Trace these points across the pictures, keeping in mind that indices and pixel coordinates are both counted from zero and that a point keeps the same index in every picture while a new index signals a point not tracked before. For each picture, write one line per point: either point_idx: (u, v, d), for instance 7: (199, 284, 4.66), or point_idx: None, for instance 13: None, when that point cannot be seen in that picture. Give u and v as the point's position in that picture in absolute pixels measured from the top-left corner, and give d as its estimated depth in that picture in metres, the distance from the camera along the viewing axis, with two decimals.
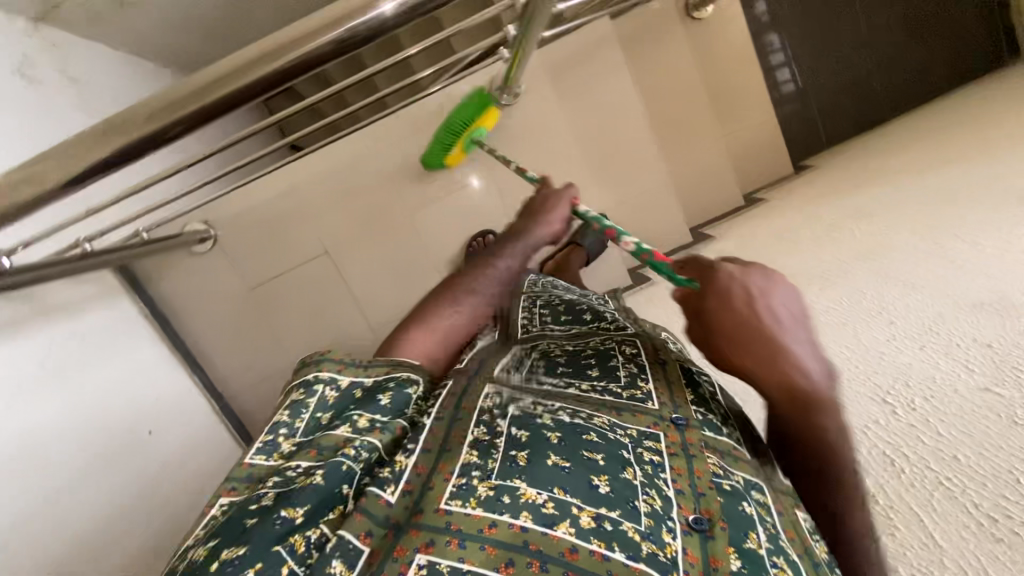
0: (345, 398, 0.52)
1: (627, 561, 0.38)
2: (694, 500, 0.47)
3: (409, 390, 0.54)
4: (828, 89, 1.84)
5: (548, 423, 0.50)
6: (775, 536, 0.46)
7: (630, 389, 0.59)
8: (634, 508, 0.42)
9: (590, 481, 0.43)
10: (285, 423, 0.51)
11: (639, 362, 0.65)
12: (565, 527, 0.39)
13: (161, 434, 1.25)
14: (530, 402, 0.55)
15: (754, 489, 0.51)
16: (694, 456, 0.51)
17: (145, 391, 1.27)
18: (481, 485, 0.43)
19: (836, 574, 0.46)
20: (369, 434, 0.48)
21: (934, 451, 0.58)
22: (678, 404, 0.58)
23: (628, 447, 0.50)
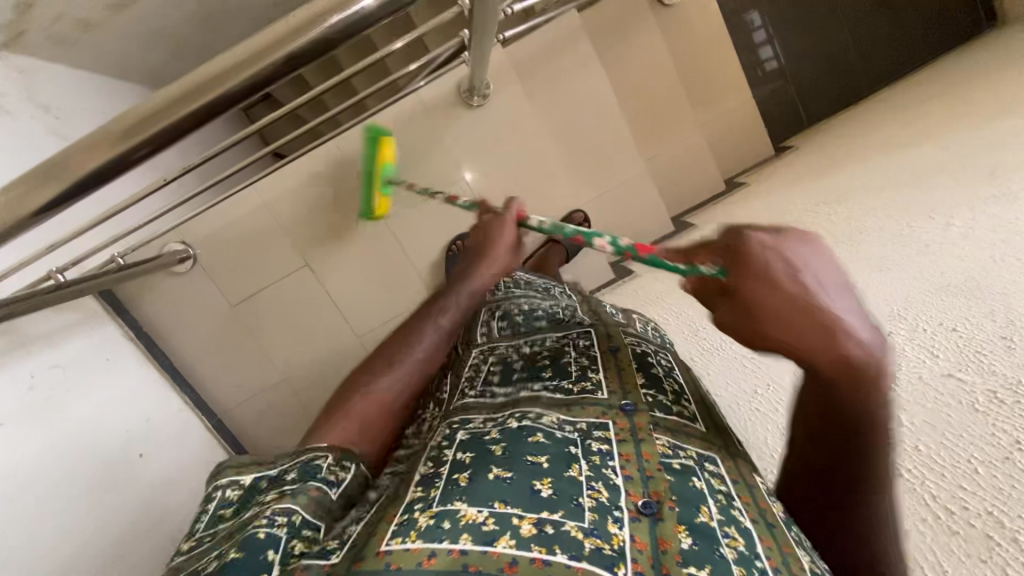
0: (262, 487, 0.49)
1: (569, 561, 0.38)
2: (643, 484, 0.47)
3: (319, 459, 0.51)
4: (808, 69, 1.87)
5: (493, 437, 0.52)
6: (727, 505, 0.47)
7: (581, 383, 0.61)
8: (579, 505, 0.43)
9: (531, 485, 0.45)
10: (201, 543, 0.48)
11: (591, 355, 0.67)
12: (505, 540, 0.39)
13: (150, 457, 1.25)
14: (478, 420, 0.57)
15: (706, 460, 0.52)
16: (644, 439, 0.52)
17: (134, 414, 1.26)
18: (421, 516, 0.43)
19: (796, 539, 0.46)
20: (285, 500, 0.46)
21: (952, 459, 0.54)
22: (627, 389, 0.60)
23: (576, 442, 0.51)
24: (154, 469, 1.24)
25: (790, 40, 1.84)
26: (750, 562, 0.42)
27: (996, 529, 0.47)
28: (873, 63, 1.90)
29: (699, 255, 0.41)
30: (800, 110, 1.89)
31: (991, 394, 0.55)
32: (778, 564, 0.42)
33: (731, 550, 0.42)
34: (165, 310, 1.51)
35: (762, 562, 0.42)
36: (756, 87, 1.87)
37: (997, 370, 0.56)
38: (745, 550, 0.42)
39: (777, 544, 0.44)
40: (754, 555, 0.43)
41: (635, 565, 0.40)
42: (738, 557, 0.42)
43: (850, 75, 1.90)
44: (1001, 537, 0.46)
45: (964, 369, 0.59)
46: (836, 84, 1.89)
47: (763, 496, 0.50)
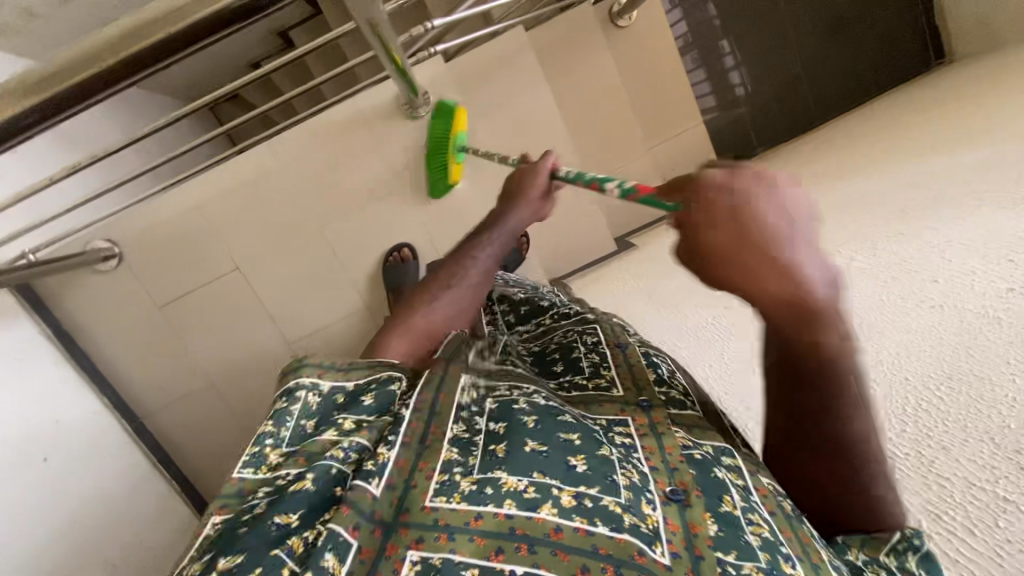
0: (334, 400, 0.52)
1: (611, 533, 0.39)
2: (668, 473, 0.49)
3: (394, 384, 0.53)
4: (762, 96, 1.86)
5: (525, 406, 0.50)
6: (747, 496, 0.48)
7: (597, 380, 0.64)
8: (614, 482, 0.44)
9: (566, 460, 0.45)
10: (270, 443, 0.50)
11: (601, 352, 0.69)
12: (548, 508, 0.40)
13: (63, 462, 1.17)
14: (504, 387, 0.54)
15: (725, 454, 0.53)
16: (664, 434, 0.54)
17: (47, 412, 1.18)
18: (464, 479, 0.42)
19: (810, 529, 0.48)
20: (355, 435, 0.47)
21: (938, 431, 0.53)
22: (640, 386, 0.62)
23: (600, 431, 0.52)
24: (68, 463, 1.18)
25: (755, 67, 1.84)
26: (774, 550, 0.43)
27: (983, 494, 0.47)
28: (822, 97, 1.86)
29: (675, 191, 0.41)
30: (751, 136, 1.89)
31: (1004, 418, 0.49)
32: (801, 554, 0.44)
33: (756, 537, 0.44)
34: (88, 306, 1.43)
35: (786, 551, 0.43)
36: (707, 113, 1.88)
37: (1014, 401, 0.49)
38: (769, 537, 0.44)
39: (796, 534, 0.46)
40: (777, 541, 0.44)
41: (669, 545, 0.41)
42: (763, 544, 0.43)
43: (804, 109, 1.87)
44: (991, 507, 0.46)
45: (966, 382, 0.54)
46: (785, 112, 1.88)
47: (775, 490, 0.51)
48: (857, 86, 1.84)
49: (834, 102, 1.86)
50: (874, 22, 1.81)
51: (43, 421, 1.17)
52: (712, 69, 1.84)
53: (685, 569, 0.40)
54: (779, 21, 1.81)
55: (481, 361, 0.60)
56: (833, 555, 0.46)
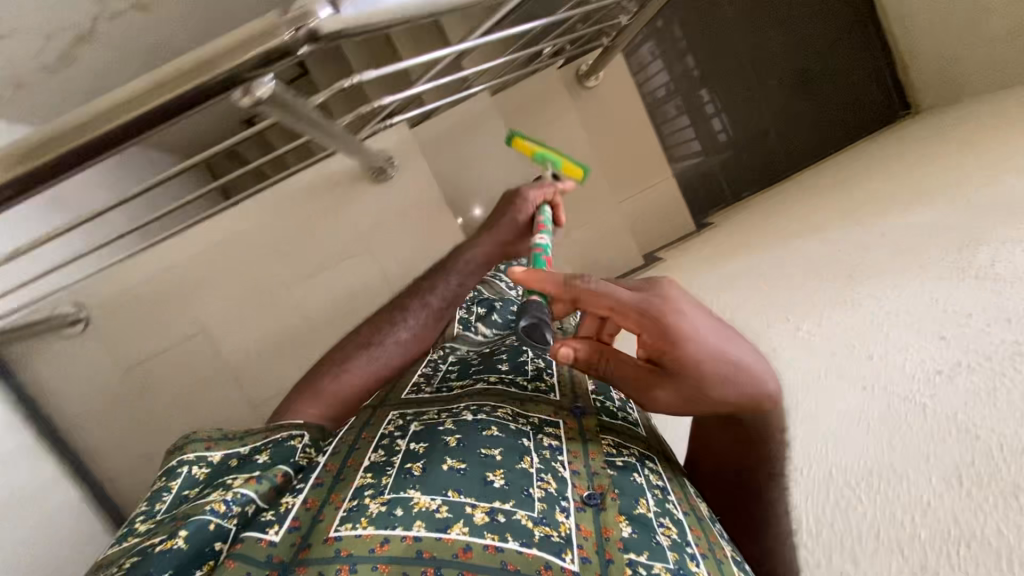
0: (228, 462, 0.51)
1: (519, 548, 0.41)
2: (588, 478, 0.50)
3: (298, 438, 0.53)
4: (755, 149, 1.47)
5: (448, 428, 0.53)
6: (662, 500, 0.51)
7: (535, 383, 0.65)
8: (529, 495, 0.46)
9: (484, 477, 0.46)
10: (139, 517, 0.46)
11: (547, 359, 0.71)
12: (459, 527, 0.41)
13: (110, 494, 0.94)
14: (432, 412, 0.57)
15: (646, 460, 0.56)
16: (590, 439, 0.56)
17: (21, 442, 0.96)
18: (372, 503, 0.43)
19: (717, 528, 0.52)
20: (241, 486, 0.45)
21: (863, 527, 0.49)
22: (578, 394, 0.64)
23: (528, 435, 0.54)
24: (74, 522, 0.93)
25: (739, 112, 1.47)
26: (682, 548, 0.46)
27: None
28: (796, 140, 1.44)
29: (597, 306, 0.46)
30: (726, 189, 1.49)
31: (914, 526, 0.45)
32: (705, 551, 0.47)
33: (666, 537, 0.47)
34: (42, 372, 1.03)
35: (692, 548, 0.47)
36: (687, 159, 1.51)
37: (928, 505, 0.44)
38: (678, 538, 0.47)
39: (704, 534, 0.49)
40: (685, 542, 0.47)
41: (580, 551, 0.43)
42: (672, 544, 0.46)
43: (772, 157, 1.46)
44: None
45: (882, 480, 0.49)
46: (758, 161, 1.47)
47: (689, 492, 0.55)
48: (830, 134, 1.42)
49: (796, 144, 1.45)
50: (840, 53, 1.41)
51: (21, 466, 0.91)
52: (693, 116, 1.48)
53: (594, 574, 0.41)
54: (772, 49, 1.44)
55: (413, 396, 0.62)
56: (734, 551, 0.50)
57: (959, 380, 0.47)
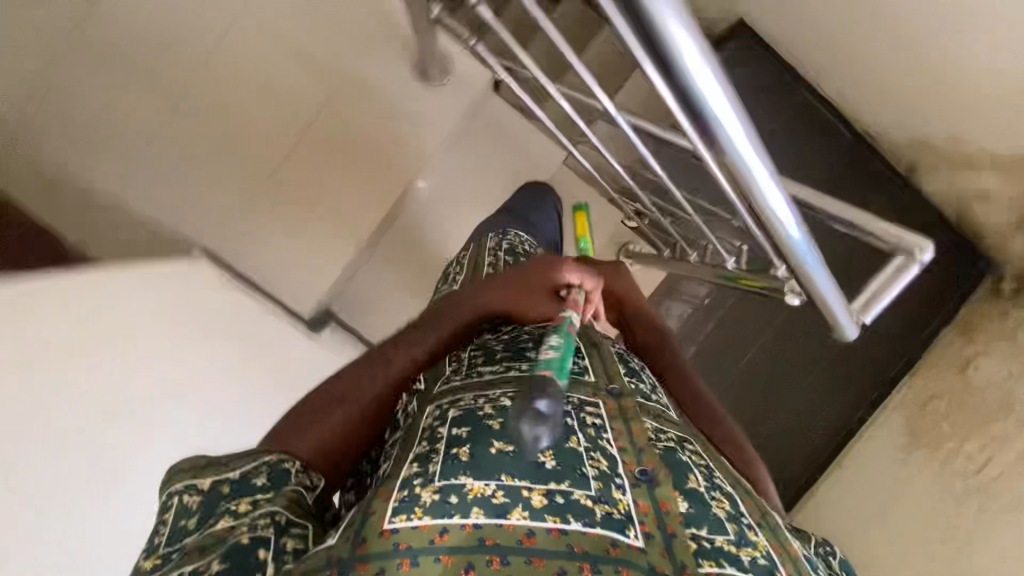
0: (221, 484, 0.46)
1: (583, 529, 0.40)
2: (636, 454, 0.50)
3: (291, 457, 0.51)
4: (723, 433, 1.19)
5: (488, 412, 0.51)
6: (711, 476, 0.50)
7: (569, 365, 0.64)
8: (584, 474, 0.45)
9: (535, 459, 0.45)
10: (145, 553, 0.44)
11: (575, 344, 0.70)
12: (518, 513, 0.40)
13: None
14: (469, 398, 0.55)
15: (687, 441, 0.56)
16: (632, 419, 0.55)
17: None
18: (424, 491, 0.41)
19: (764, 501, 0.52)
20: (257, 507, 0.45)
21: None
22: (612, 375, 0.64)
23: (571, 415, 0.53)
24: None
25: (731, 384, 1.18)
26: (738, 518, 0.45)
27: None
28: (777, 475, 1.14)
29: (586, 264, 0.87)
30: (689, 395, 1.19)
31: None
32: (759, 519, 0.47)
33: (721, 509, 0.46)
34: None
35: (747, 518, 0.46)
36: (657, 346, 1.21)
37: None
38: (732, 509, 0.46)
39: (754, 503, 0.49)
40: (739, 512, 0.47)
41: (642, 527, 0.42)
42: (729, 515, 0.45)
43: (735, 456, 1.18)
44: None
45: None
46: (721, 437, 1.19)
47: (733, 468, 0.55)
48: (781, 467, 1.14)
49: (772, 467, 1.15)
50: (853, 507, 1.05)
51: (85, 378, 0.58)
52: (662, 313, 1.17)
53: (660, 550, 0.40)
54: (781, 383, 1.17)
55: (450, 388, 0.59)
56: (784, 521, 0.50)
57: None
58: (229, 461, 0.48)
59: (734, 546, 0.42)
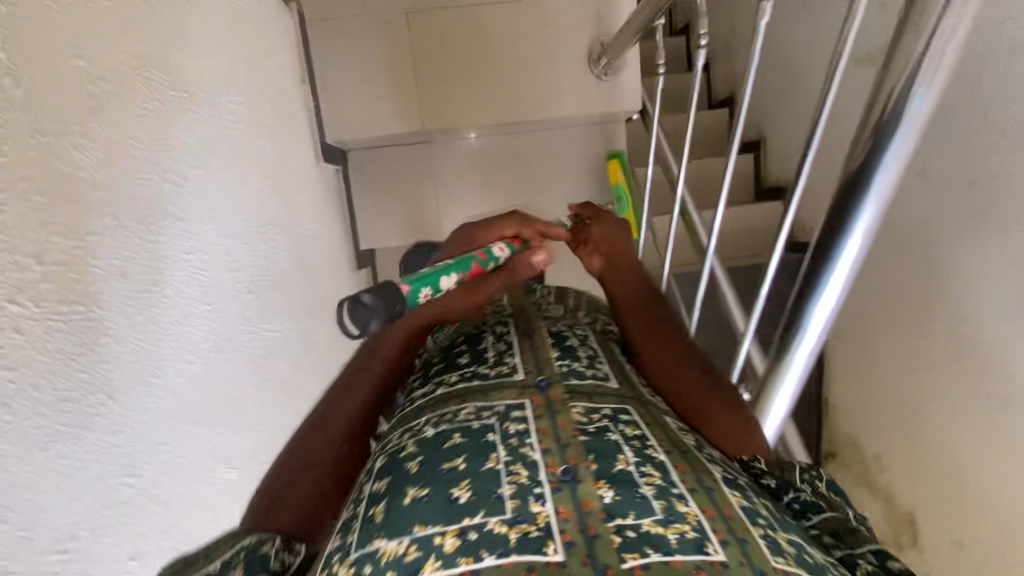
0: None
1: (497, 561, 0.39)
2: (560, 452, 0.49)
3: (269, 545, 0.53)
4: None
5: (410, 452, 0.51)
6: (642, 448, 0.50)
7: (499, 367, 0.64)
8: (499, 496, 0.44)
9: (449, 494, 0.44)
10: None
11: (507, 340, 0.71)
12: (431, 564, 0.39)
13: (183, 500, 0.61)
14: (396, 440, 0.56)
15: (621, 412, 0.56)
16: (559, 410, 0.55)
17: (215, 213, 0.75)
18: (341, 569, 0.41)
19: (707, 456, 0.51)
20: None
21: None
22: (542, 366, 0.64)
23: (494, 429, 0.53)
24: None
25: None
26: (668, 491, 0.44)
27: None
28: None
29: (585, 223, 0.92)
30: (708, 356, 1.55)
31: None
32: (692, 484, 0.45)
33: (650, 486, 0.45)
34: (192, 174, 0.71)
35: (678, 488, 0.45)
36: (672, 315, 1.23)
37: None
38: (662, 482, 0.45)
39: (689, 464, 0.48)
40: (671, 483, 0.45)
41: (563, 537, 0.40)
42: (657, 491, 0.44)
43: None
44: None
45: None
46: None
47: (673, 430, 0.55)
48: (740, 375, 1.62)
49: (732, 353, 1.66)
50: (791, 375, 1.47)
51: (254, 338, 0.81)
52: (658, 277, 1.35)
53: (581, 557, 0.39)
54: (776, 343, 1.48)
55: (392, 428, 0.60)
56: (727, 472, 0.48)
57: None
58: (214, 555, 0.49)
59: (659, 527, 0.41)
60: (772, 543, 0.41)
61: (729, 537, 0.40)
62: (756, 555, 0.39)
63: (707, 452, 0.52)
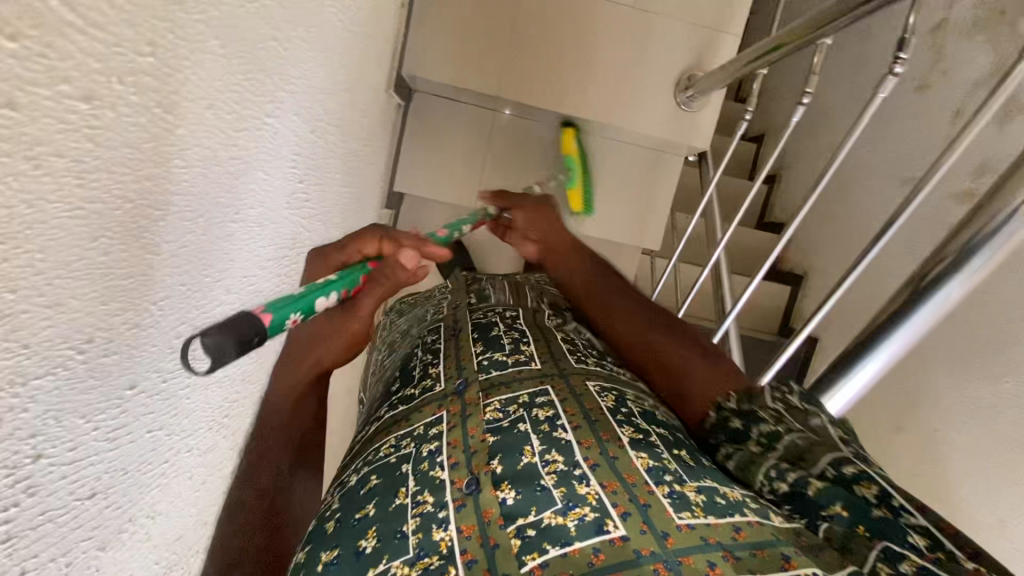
0: None
1: None
2: (467, 463, 0.47)
3: None
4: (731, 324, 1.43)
5: (329, 507, 0.49)
6: (549, 431, 0.48)
7: (425, 382, 0.60)
8: (402, 535, 0.42)
9: (357, 547, 0.42)
10: None
11: (437, 348, 0.66)
12: None
13: (196, 478, 0.46)
14: (327, 496, 0.53)
15: (540, 395, 0.54)
16: (471, 413, 0.52)
17: (299, 133, 0.52)
18: None
19: (625, 427, 0.48)
20: None
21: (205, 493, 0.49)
22: (462, 367, 0.60)
23: (407, 454, 0.50)
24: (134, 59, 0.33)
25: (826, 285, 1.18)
26: (570, 475, 0.42)
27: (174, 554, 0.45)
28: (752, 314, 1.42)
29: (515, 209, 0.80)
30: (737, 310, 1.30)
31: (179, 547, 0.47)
32: (596, 458, 0.44)
33: (552, 475, 0.43)
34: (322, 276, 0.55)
35: (581, 468, 0.43)
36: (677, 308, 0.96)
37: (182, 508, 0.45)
38: (565, 466, 0.43)
39: (596, 437, 0.46)
40: (575, 463, 0.44)
41: (465, 557, 0.39)
42: (559, 478, 0.42)
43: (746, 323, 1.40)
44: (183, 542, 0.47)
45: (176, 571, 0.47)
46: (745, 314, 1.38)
47: (602, 402, 0.52)
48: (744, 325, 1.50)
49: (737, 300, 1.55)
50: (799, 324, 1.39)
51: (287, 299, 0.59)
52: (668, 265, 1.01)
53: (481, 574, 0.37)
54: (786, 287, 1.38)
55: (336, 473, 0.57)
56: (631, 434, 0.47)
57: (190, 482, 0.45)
58: None
59: (559, 517, 0.39)
60: (677, 499, 0.39)
61: (629, 508, 0.39)
62: (656, 517, 0.38)
63: (626, 424, 0.49)
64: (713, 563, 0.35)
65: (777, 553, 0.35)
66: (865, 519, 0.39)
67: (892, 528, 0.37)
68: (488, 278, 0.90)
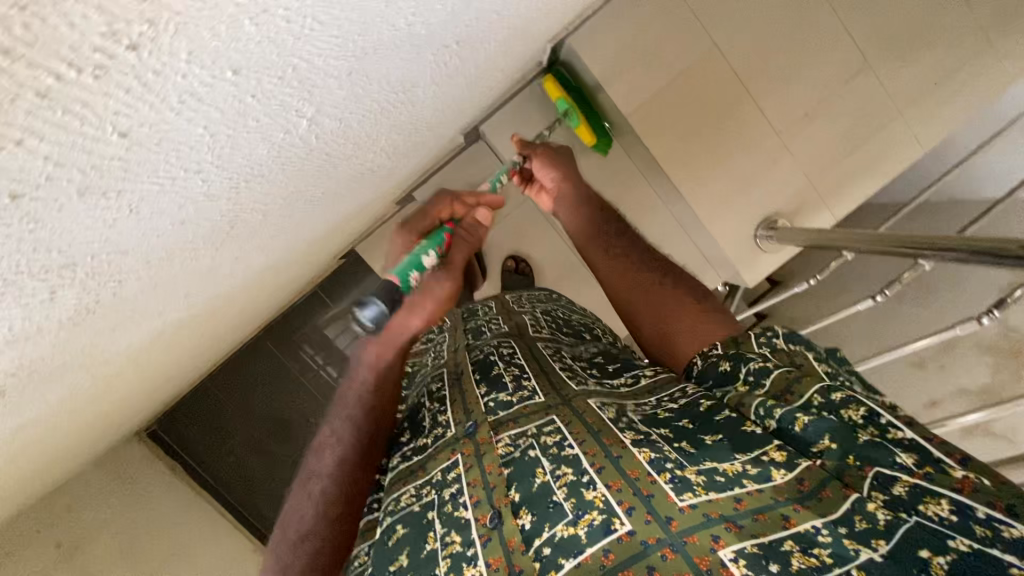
0: None
1: None
2: (488, 499, 0.47)
3: None
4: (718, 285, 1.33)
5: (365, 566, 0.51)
6: (558, 452, 0.48)
7: (436, 430, 0.62)
8: None
9: None
10: None
11: (443, 394, 0.68)
12: None
13: (167, 224, 0.37)
14: (358, 556, 0.55)
15: (547, 424, 0.53)
16: (486, 450, 0.53)
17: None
18: None
19: (634, 431, 0.48)
20: None
21: (155, 246, 0.38)
22: (471, 408, 0.61)
23: (432, 501, 0.51)
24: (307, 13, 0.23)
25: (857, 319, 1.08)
26: (579, 484, 0.43)
27: (79, 275, 0.33)
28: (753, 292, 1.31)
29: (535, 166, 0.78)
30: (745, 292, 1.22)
31: (85, 291, 0.36)
32: (601, 463, 0.44)
33: (564, 488, 0.44)
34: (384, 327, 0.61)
35: (589, 475, 0.44)
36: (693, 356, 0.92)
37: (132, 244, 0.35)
38: (574, 477, 0.44)
39: (599, 445, 0.47)
40: (584, 473, 0.44)
41: None
42: (569, 491, 0.43)
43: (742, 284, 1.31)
44: (95, 281, 0.35)
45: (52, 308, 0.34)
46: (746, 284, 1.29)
47: (608, 412, 0.52)
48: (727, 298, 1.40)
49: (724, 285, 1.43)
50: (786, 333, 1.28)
51: (365, 125, 0.55)
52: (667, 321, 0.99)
53: None
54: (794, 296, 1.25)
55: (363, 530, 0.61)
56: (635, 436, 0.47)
57: (168, 216, 0.36)
58: None
59: (570, 529, 0.40)
60: (678, 483, 0.40)
61: (634, 503, 0.40)
62: (661, 506, 0.39)
63: (648, 427, 0.48)
64: (717, 536, 0.36)
65: (778, 514, 0.37)
66: (853, 448, 0.39)
67: (880, 450, 0.37)
68: (496, 305, 0.91)
